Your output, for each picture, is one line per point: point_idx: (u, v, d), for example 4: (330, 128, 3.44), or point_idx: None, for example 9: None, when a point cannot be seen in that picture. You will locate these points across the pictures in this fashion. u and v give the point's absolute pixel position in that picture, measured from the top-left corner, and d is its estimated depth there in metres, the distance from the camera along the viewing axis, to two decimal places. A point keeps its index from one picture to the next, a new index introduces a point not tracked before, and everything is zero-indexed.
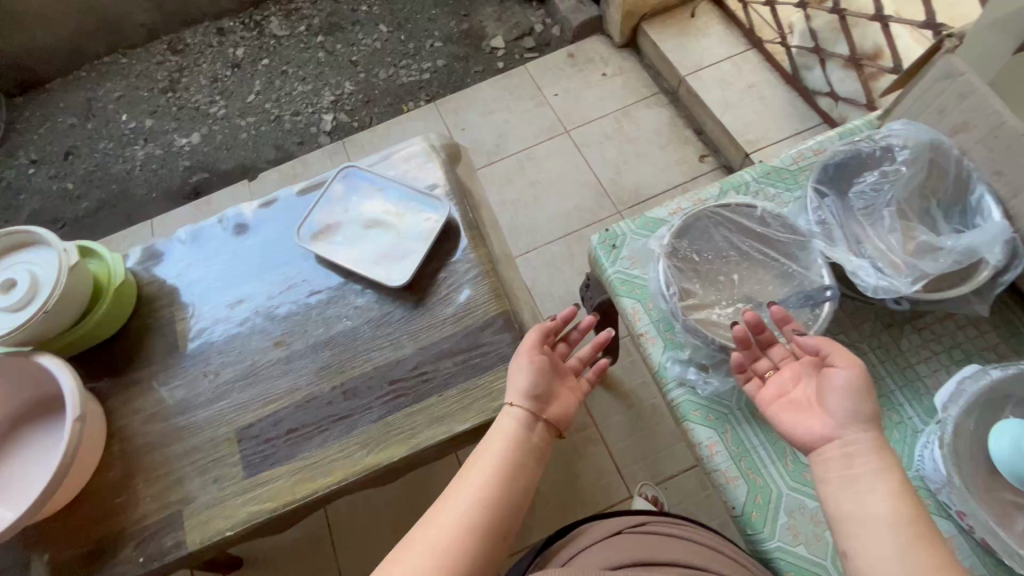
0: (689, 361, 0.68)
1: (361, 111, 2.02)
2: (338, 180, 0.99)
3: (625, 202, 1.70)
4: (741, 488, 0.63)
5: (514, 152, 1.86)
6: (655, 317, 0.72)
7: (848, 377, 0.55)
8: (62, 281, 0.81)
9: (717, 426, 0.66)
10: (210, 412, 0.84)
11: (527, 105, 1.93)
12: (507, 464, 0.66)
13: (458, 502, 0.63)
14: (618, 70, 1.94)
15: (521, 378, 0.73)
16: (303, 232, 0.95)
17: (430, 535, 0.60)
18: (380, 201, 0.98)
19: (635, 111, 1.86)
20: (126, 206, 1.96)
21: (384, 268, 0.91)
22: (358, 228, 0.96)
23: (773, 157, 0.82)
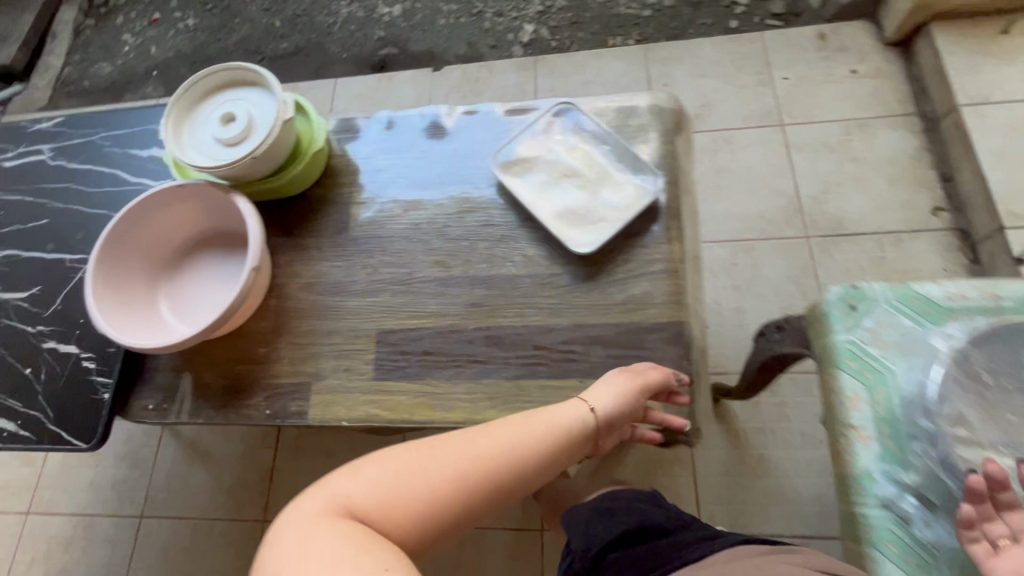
0: (908, 487, 0.59)
1: (565, 31, 1.88)
2: (551, 112, 0.91)
3: (817, 229, 1.47)
4: None
5: (710, 128, 1.64)
6: (878, 415, 0.61)
7: None
8: (273, 135, 0.81)
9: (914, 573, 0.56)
10: (360, 304, 0.85)
11: (747, 81, 1.69)
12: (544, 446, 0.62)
13: (488, 441, 0.58)
14: (872, 72, 1.62)
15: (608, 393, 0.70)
16: (498, 157, 0.89)
17: (452, 453, 0.55)
18: (587, 151, 0.88)
19: (874, 127, 1.55)
20: (318, 59, 2.02)
21: (565, 225, 0.83)
22: (554, 171, 0.87)
23: None
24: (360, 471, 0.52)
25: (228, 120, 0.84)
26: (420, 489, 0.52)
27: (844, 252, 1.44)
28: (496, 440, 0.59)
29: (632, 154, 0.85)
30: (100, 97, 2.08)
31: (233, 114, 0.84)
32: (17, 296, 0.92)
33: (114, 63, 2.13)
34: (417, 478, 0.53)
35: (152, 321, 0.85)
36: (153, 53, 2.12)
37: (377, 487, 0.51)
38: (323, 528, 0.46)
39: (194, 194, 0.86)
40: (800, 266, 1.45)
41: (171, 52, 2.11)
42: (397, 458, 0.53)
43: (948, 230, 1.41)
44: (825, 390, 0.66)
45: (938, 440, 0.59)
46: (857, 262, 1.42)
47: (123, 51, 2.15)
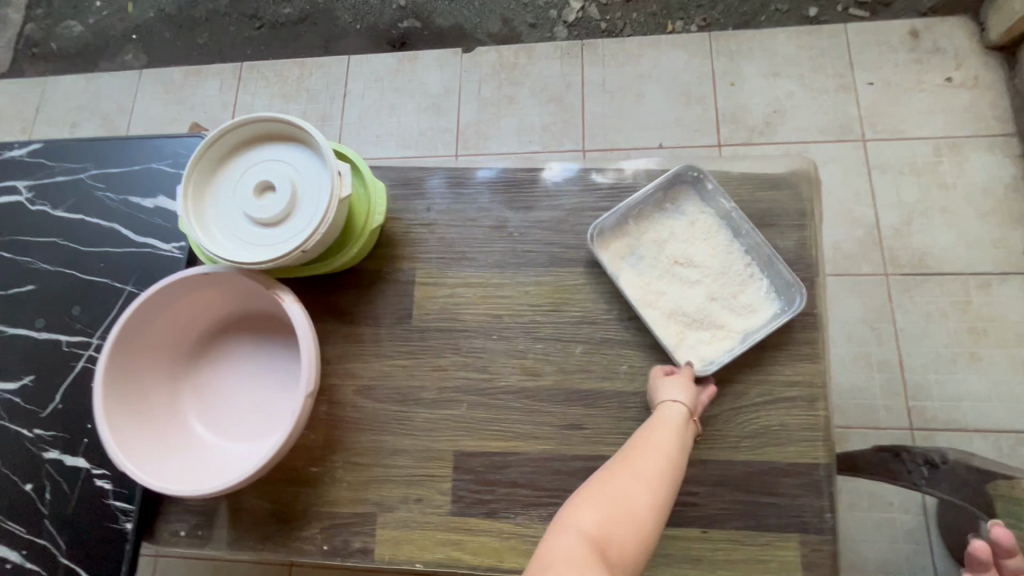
0: None
1: (616, 10, 1.58)
2: (673, 182, 0.75)
3: (899, 267, 1.32)
4: None
5: (787, 141, 1.42)
6: None
7: None
8: (320, 233, 0.63)
9: None
10: (431, 418, 0.71)
11: (827, 84, 1.45)
12: (678, 443, 0.59)
13: (643, 461, 0.57)
14: (970, 80, 1.40)
15: (678, 382, 0.65)
16: (598, 227, 0.73)
17: (626, 481, 0.55)
18: (707, 237, 0.74)
19: (968, 149, 1.37)
20: (326, 29, 1.70)
21: (675, 330, 0.70)
22: (665, 257, 0.74)
23: None
24: (573, 512, 0.53)
25: (267, 189, 0.66)
26: (624, 516, 0.52)
27: (925, 295, 1.30)
28: (649, 457, 0.57)
29: (768, 253, 0.71)
30: (69, 64, 1.76)
31: (272, 182, 0.65)
32: (5, 387, 0.75)
33: (84, 21, 1.79)
34: (609, 512, 0.52)
35: (178, 437, 0.70)
36: (129, 11, 1.79)
37: (592, 523, 0.51)
38: (570, 561, 0.48)
39: (222, 281, 0.69)
40: (878, 309, 1.30)
41: (152, 11, 1.78)
42: (590, 494, 0.54)
43: None
44: None
45: None
46: (939, 305, 1.29)
47: (94, 7, 1.81)
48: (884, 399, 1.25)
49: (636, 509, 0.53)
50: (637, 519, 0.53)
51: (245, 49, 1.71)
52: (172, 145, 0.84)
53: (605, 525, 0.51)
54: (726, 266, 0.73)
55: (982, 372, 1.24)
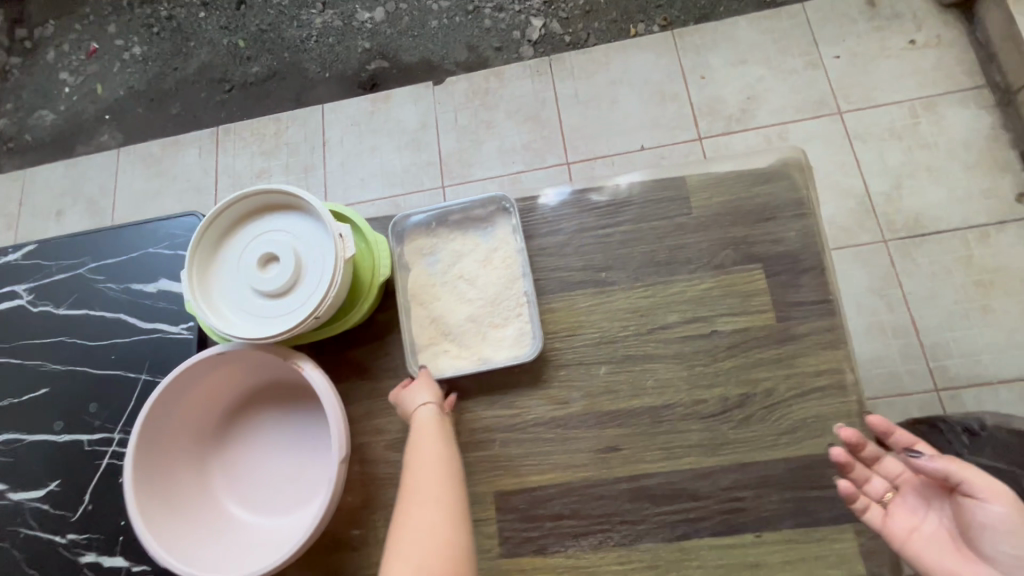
0: None
1: (578, 23, 1.60)
2: (496, 212, 0.78)
3: (895, 231, 1.32)
4: None
5: (765, 124, 1.44)
6: None
7: (999, 515, 0.52)
8: (329, 300, 0.62)
9: None
10: (465, 462, 0.70)
11: (794, 64, 1.47)
12: (444, 447, 0.64)
13: (425, 480, 0.61)
14: (932, 40, 1.43)
15: (422, 389, 0.69)
16: (406, 222, 0.78)
17: (416, 516, 0.58)
18: (500, 264, 0.76)
19: (942, 105, 1.38)
20: (297, 81, 1.71)
21: (429, 335, 0.74)
22: (456, 269, 0.76)
23: None
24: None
25: (270, 261, 0.66)
26: (430, 544, 0.55)
27: (927, 256, 1.30)
28: (431, 472, 0.62)
29: (531, 294, 0.73)
30: (47, 153, 1.77)
31: (275, 254, 0.65)
32: (32, 496, 0.74)
33: (56, 109, 1.80)
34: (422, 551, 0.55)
35: (216, 521, 0.69)
36: (99, 93, 1.80)
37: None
38: None
39: (239, 357, 0.68)
40: (882, 276, 1.31)
41: (122, 89, 1.79)
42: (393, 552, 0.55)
43: None
44: None
45: None
46: (942, 263, 1.29)
47: (64, 93, 1.82)
48: (904, 364, 1.25)
49: (436, 529, 0.57)
50: (448, 538, 0.56)
51: (219, 113, 1.72)
52: (168, 227, 0.84)
53: (422, 567, 0.54)
54: (494, 299, 0.74)
55: (994, 323, 1.24)
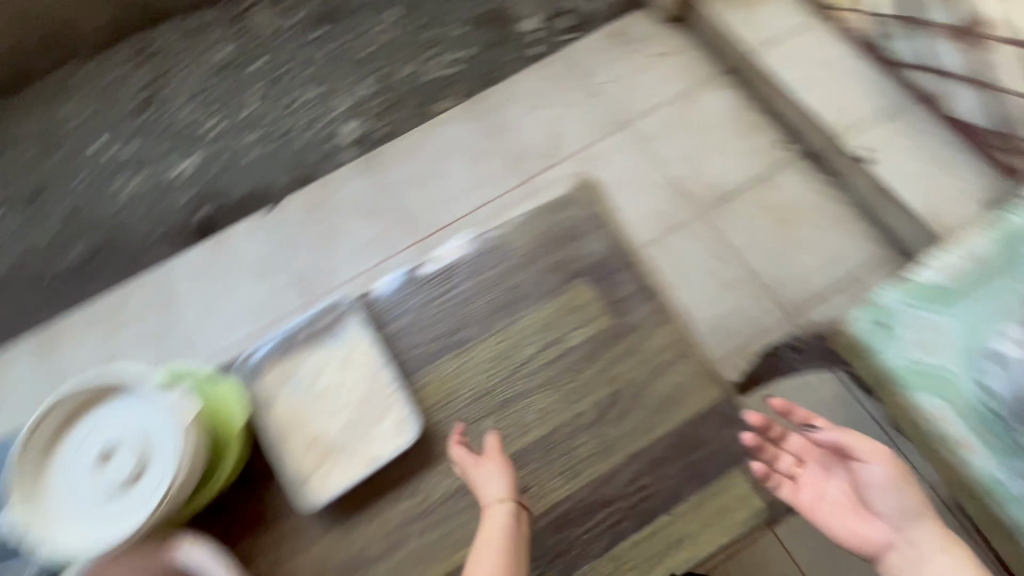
0: (967, 409, 0.68)
1: (387, 115, 1.71)
2: (340, 316, 0.79)
3: (706, 204, 1.54)
4: (979, 456, 0.66)
5: (573, 151, 1.63)
6: (938, 387, 0.69)
7: (878, 472, 0.64)
8: (178, 478, 0.61)
9: (980, 434, 0.67)
10: (390, 569, 0.68)
11: (577, 98, 1.69)
12: (513, 553, 0.60)
13: None
14: (671, 48, 1.72)
15: (492, 480, 0.64)
16: (251, 358, 0.77)
17: None
18: (359, 364, 0.77)
19: (698, 94, 1.66)
20: (123, 252, 1.62)
21: (311, 461, 0.73)
22: (317, 385, 0.76)
23: (956, 272, 0.72)
24: None
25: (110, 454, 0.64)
26: None
27: (737, 214, 1.52)
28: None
29: (398, 381, 0.75)
30: None
31: (113, 447, 0.64)
32: None
33: None
34: None
35: None
36: None
37: None
38: None
39: None
40: (711, 243, 1.50)
41: None
42: None
43: (799, 157, 1.56)
44: (908, 400, 0.70)
45: (982, 372, 0.68)
46: (749, 217, 1.52)
47: None
48: (756, 307, 1.43)
49: None
50: None
51: (42, 312, 1.57)
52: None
53: None
54: (364, 399, 0.75)
55: (804, 248, 1.47)
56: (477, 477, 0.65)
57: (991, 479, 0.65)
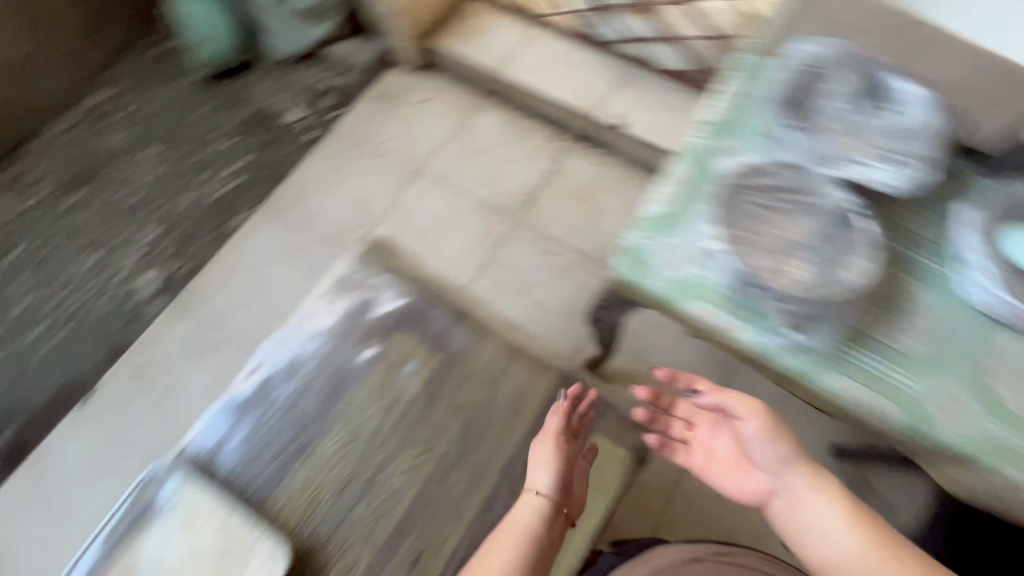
0: (723, 300, 0.67)
1: (190, 252, 1.58)
2: (164, 485, 0.82)
3: (518, 211, 1.67)
4: (752, 336, 0.66)
5: (384, 213, 1.67)
6: (695, 293, 0.68)
7: (753, 427, 0.70)
8: None
9: (745, 317, 0.67)
10: None
11: (367, 164, 1.74)
12: (535, 542, 0.66)
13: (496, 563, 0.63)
14: (432, 91, 1.85)
15: (542, 476, 0.73)
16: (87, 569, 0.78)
17: None
18: (201, 519, 0.80)
19: (470, 121, 1.80)
20: None
21: None
22: (164, 562, 0.79)
23: (670, 181, 0.73)
24: None
25: None
26: None
27: (545, 212, 1.66)
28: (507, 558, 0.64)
29: (247, 513, 0.80)
30: None
31: None
32: None
33: None
34: None
35: None
36: None
37: None
38: None
39: None
40: (536, 244, 1.62)
41: None
42: None
43: (575, 142, 1.75)
44: (676, 312, 0.69)
45: (720, 265, 0.67)
46: (559, 208, 1.66)
47: None
48: (595, 280, 1.57)
49: None
50: None
51: None
52: None
53: None
54: (222, 545, 0.79)
55: (611, 214, 1.65)
56: (537, 470, 0.74)
57: (782, 351, 0.65)
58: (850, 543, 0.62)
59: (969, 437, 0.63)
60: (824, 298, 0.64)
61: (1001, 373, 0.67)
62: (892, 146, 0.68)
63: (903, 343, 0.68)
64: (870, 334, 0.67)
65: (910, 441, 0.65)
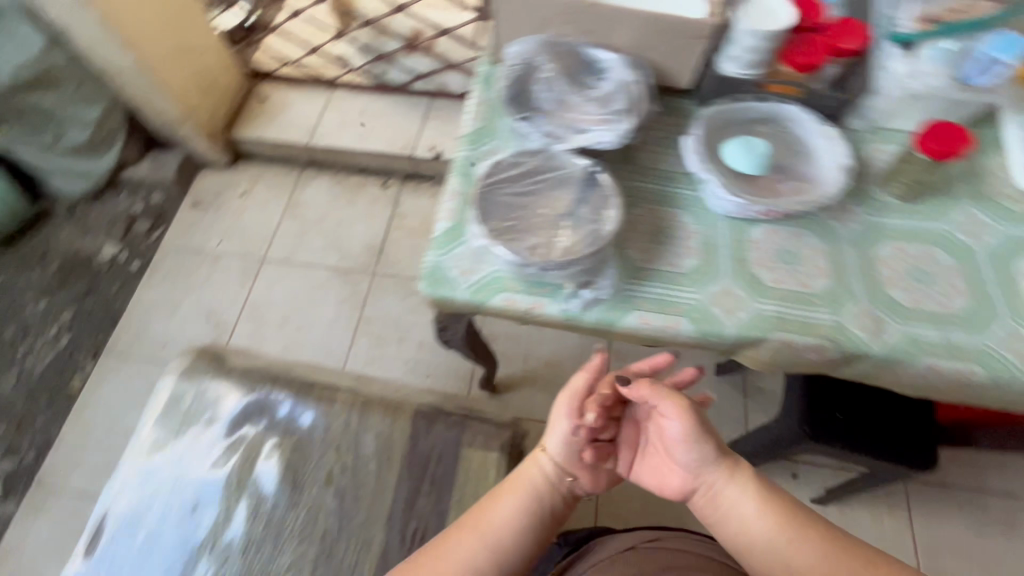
0: (521, 285, 0.73)
1: (27, 432, 1.49)
2: None
3: (371, 264, 1.69)
4: (552, 305, 0.73)
5: (237, 314, 1.65)
6: (497, 288, 0.73)
7: (678, 429, 0.67)
8: None
9: (542, 291, 0.73)
10: None
11: (205, 273, 1.71)
12: (526, 509, 0.67)
13: (493, 521, 0.66)
14: (251, 181, 1.86)
15: (558, 433, 0.70)
16: None
17: (456, 546, 0.64)
18: None
19: (298, 196, 1.83)
20: None
21: None
22: None
23: (449, 197, 0.79)
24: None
25: None
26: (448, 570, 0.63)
27: (399, 255, 1.69)
28: (504, 517, 0.67)
29: None
30: None
31: None
32: None
33: None
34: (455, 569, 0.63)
35: None
36: None
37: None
38: None
39: None
40: (398, 288, 1.65)
41: None
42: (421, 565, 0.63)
43: (404, 183, 1.81)
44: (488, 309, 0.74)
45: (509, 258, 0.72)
46: (409, 248, 1.71)
47: None
48: None
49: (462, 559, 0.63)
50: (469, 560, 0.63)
51: None
52: None
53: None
54: None
55: None
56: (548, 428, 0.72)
57: (584, 312, 0.72)
58: (762, 528, 0.65)
59: (749, 322, 0.72)
60: (598, 252, 0.70)
61: (760, 258, 0.77)
62: (605, 112, 0.77)
63: (679, 265, 0.77)
64: (650, 268, 0.76)
65: (710, 344, 0.73)
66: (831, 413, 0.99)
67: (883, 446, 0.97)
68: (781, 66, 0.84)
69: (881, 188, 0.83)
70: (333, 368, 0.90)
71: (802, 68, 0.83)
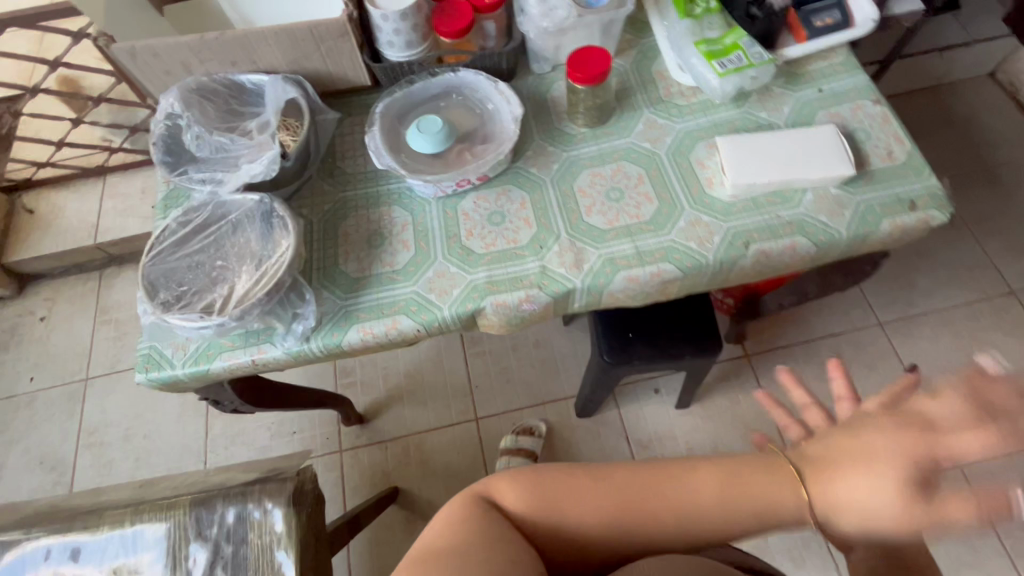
0: (236, 344, 0.71)
1: None
2: None
3: None
4: (274, 350, 0.71)
5: (74, 446, 1.50)
6: (215, 353, 0.71)
7: None
8: None
9: (260, 340, 0.71)
10: None
11: (24, 416, 1.55)
12: (755, 518, 0.47)
13: (719, 507, 0.47)
14: (46, 301, 1.69)
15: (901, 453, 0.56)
16: None
17: (661, 502, 0.48)
18: None
19: (104, 299, 1.68)
20: None
21: None
22: None
23: None
24: (570, 502, 0.50)
25: None
26: (629, 523, 0.49)
27: None
28: (730, 506, 0.47)
29: None
30: None
31: None
32: None
33: None
34: (634, 522, 0.49)
35: None
36: None
37: (589, 517, 0.49)
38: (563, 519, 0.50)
39: None
40: None
41: None
42: (605, 493, 0.49)
43: None
44: (215, 375, 0.72)
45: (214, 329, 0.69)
46: None
47: None
48: None
49: (663, 514, 0.48)
50: (664, 514, 0.48)
51: None
52: None
53: (611, 511, 0.49)
54: None
55: None
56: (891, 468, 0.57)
57: (305, 344, 0.71)
58: None
59: (464, 296, 0.73)
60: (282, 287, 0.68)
61: (470, 228, 0.78)
62: (258, 144, 0.78)
63: (394, 262, 0.76)
64: (366, 277, 0.75)
65: (441, 328, 0.74)
66: (624, 335, 1.04)
67: (678, 342, 1.02)
68: (437, 38, 0.83)
69: (569, 123, 0.85)
70: (112, 486, 0.84)
71: (456, 35, 0.81)
